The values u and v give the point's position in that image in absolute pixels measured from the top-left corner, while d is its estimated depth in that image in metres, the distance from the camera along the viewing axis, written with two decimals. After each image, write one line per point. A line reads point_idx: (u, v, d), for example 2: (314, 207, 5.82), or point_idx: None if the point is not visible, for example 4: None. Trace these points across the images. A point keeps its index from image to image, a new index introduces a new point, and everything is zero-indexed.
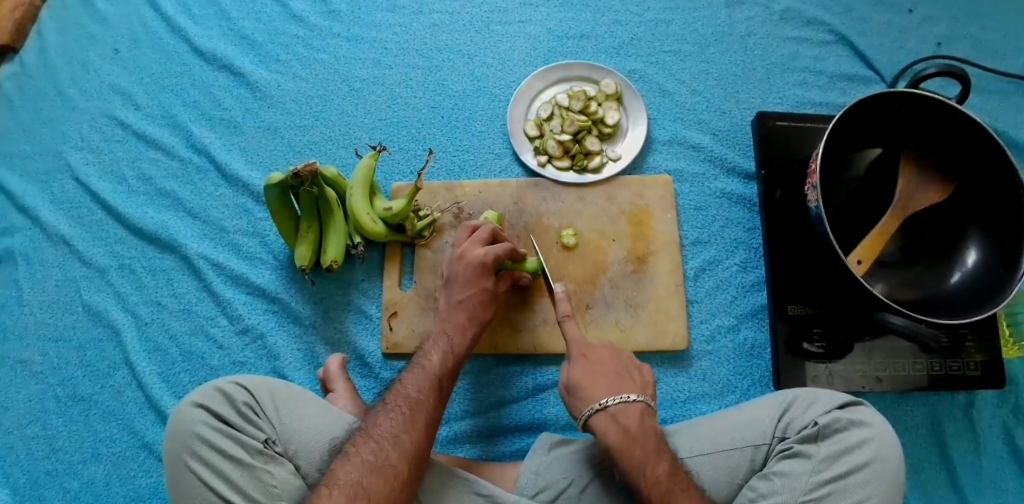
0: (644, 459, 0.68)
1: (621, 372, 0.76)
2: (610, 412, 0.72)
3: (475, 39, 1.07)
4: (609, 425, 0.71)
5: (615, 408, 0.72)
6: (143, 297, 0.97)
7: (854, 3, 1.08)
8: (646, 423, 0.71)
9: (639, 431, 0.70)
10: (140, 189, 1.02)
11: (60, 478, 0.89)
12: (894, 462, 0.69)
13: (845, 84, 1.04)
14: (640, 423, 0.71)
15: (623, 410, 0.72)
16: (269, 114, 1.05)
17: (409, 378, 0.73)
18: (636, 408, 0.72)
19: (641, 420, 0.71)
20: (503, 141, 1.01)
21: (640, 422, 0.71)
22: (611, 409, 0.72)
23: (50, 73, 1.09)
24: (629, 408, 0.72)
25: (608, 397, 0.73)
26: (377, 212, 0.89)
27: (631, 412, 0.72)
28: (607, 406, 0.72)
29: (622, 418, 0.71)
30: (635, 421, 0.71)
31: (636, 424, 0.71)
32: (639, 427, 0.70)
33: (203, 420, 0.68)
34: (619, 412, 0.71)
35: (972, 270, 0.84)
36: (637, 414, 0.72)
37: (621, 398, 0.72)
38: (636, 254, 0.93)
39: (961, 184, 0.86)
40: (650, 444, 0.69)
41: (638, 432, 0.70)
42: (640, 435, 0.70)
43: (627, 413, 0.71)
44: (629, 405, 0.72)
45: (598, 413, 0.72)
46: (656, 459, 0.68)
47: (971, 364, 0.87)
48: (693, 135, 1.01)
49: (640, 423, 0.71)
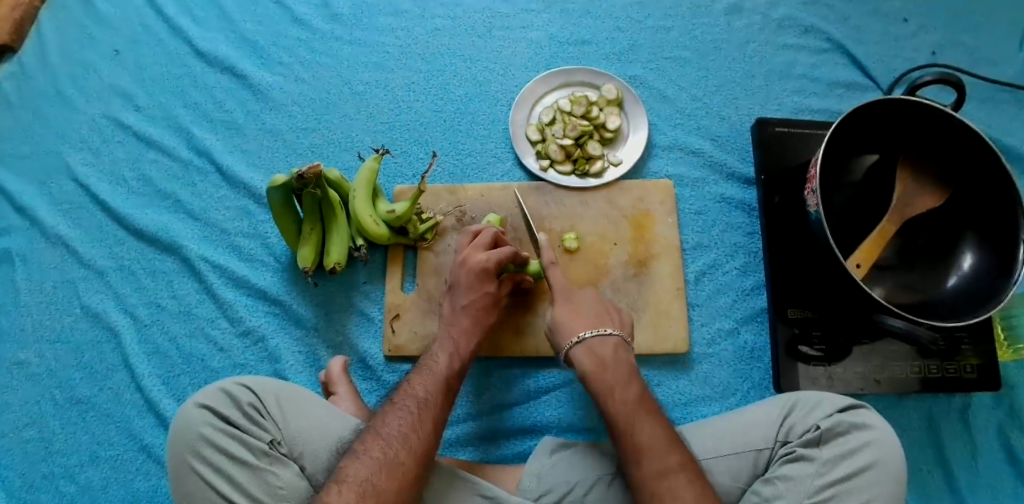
0: (615, 383, 0.72)
1: (602, 312, 0.79)
2: (587, 344, 0.75)
3: (478, 44, 1.07)
4: (585, 355, 0.74)
5: (592, 341, 0.75)
6: (143, 299, 0.96)
7: (851, 11, 1.09)
8: (621, 354, 0.75)
9: (613, 359, 0.74)
10: (140, 190, 1.02)
11: (57, 481, 0.88)
12: (895, 462, 0.70)
13: (841, 91, 1.05)
14: (615, 353, 0.75)
15: (600, 342, 0.75)
16: (271, 116, 1.05)
17: (417, 379, 0.74)
18: (613, 340, 0.76)
19: (616, 351, 0.75)
20: (506, 145, 1.01)
21: (614, 352, 0.75)
22: (588, 341, 0.75)
23: (50, 73, 1.09)
24: (606, 340, 0.75)
25: (586, 330, 0.76)
26: (379, 214, 0.89)
27: (608, 344, 0.75)
28: (583, 338, 0.75)
29: (597, 348, 0.75)
30: (610, 350, 0.75)
31: (611, 354, 0.74)
32: (614, 356, 0.74)
33: (208, 421, 0.68)
34: (596, 343, 0.75)
35: (968, 274, 0.86)
36: (614, 346, 0.75)
37: (599, 331, 0.76)
38: (637, 257, 0.94)
39: (957, 189, 0.88)
40: (622, 370, 0.73)
41: (612, 360, 0.74)
42: (613, 364, 0.73)
43: (603, 344, 0.75)
44: (607, 339, 0.76)
45: (576, 346, 0.75)
46: (625, 386, 0.71)
47: (968, 367, 0.88)
48: (693, 141, 1.02)
49: (614, 353, 0.74)
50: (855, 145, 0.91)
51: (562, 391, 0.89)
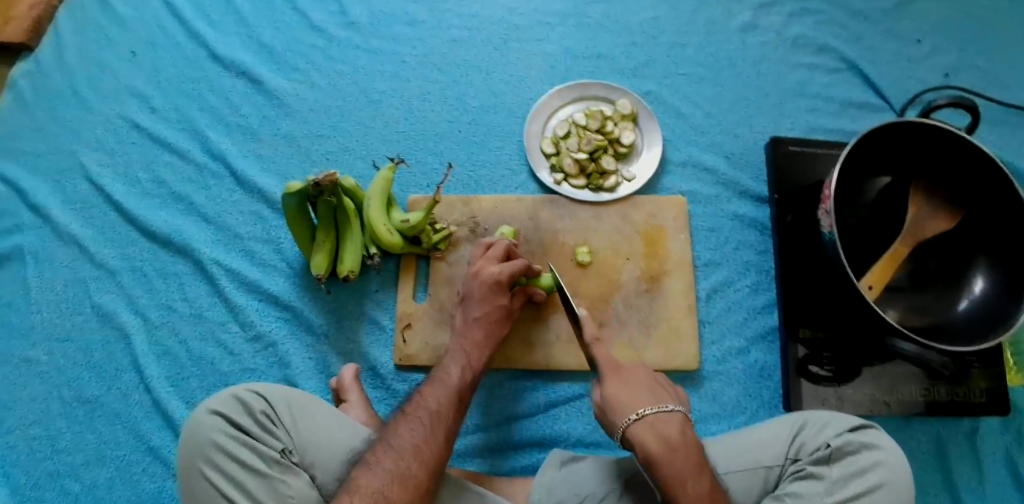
0: (687, 475, 0.64)
1: (656, 382, 0.72)
2: (649, 423, 0.67)
3: (494, 56, 1.08)
4: (649, 435, 0.67)
5: (654, 419, 0.68)
6: (154, 300, 0.97)
7: (865, 32, 1.10)
8: (687, 435, 0.67)
9: (682, 443, 0.66)
10: (154, 192, 1.03)
11: (62, 480, 0.88)
12: (905, 484, 0.70)
13: (855, 111, 1.05)
14: (681, 434, 0.67)
15: (662, 420, 0.68)
16: (287, 122, 1.05)
17: (429, 390, 0.74)
18: (675, 417, 0.68)
19: (682, 432, 0.67)
20: (520, 157, 1.02)
21: (681, 432, 0.67)
22: (650, 419, 0.68)
23: (67, 72, 1.10)
24: (669, 418, 0.68)
25: (646, 407, 0.69)
26: (393, 224, 0.89)
27: (672, 423, 0.68)
28: (644, 415, 0.68)
29: (662, 428, 0.67)
30: (675, 431, 0.67)
31: (677, 435, 0.67)
32: (681, 439, 0.67)
33: (221, 429, 0.68)
34: (659, 421, 0.68)
35: (980, 298, 0.86)
36: (678, 424, 0.68)
37: (662, 408, 0.68)
38: (649, 273, 0.94)
39: (970, 213, 0.88)
40: (692, 458, 0.66)
41: (680, 444, 0.66)
42: (682, 448, 0.66)
43: (667, 424, 0.68)
44: (669, 416, 0.68)
45: (636, 424, 0.67)
46: (697, 476, 0.65)
47: (976, 391, 0.88)
48: (706, 157, 1.02)
49: (680, 434, 0.67)
50: (867, 167, 0.92)
51: (573, 404, 0.89)
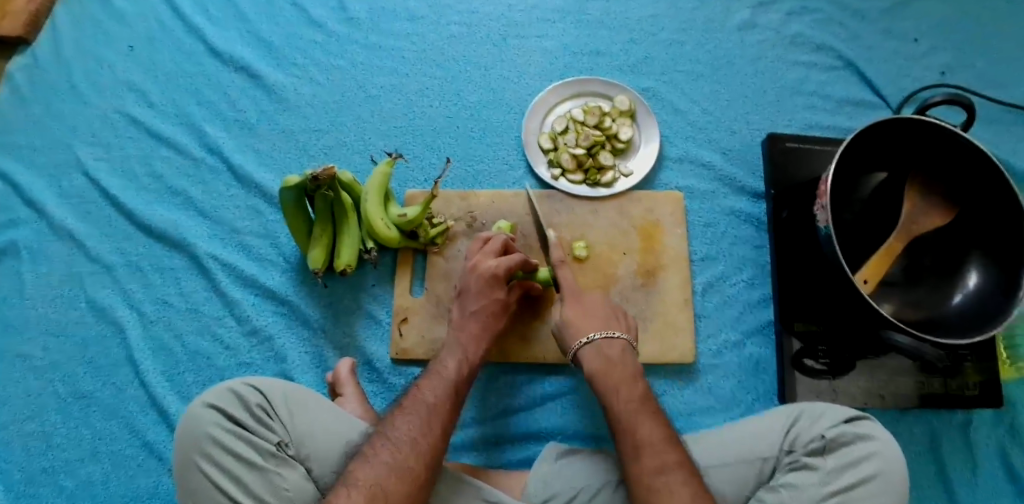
0: (620, 383, 0.73)
1: (611, 314, 0.81)
2: (596, 345, 0.77)
3: (492, 52, 1.08)
4: (593, 355, 0.76)
5: (601, 342, 0.77)
6: (150, 295, 0.96)
7: (862, 31, 1.10)
8: (627, 357, 0.76)
9: (620, 360, 0.76)
10: (151, 186, 1.03)
11: (56, 475, 0.88)
12: (899, 476, 0.70)
13: (851, 109, 1.06)
14: (621, 355, 0.76)
15: (608, 344, 0.77)
16: (284, 117, 1.05)
17: (426, 384, 0.74)
18: (620, 342, 0.77)
19: (623, 353, 0.77)
20: (517, 152, 1.02)
21: (620, 354, 0.76)
22: (597, 342, 0.77)
23: (64, 67, 1.10)
24: (613, 342, 0.77)
25: (594, 332, 0.78)
26: (390, 218, 0.90)
27: (615, 346, 0.77)
28: (591, 338, 0.77)
29: (605, 349, 0.76)
30: (616, 352, 0.76)
31: (618, 356, 0.76)
32: (621, 359, 0.76)
33: (216, 422, 0.68)
34: (605, 345, 0.77)
35: (974, 292, 0.86)
36: (621, 347, 0.77)
37: (607, 334, 0.78)
38: (646, 268, 0.94)
39: (964, 209, 0.88)
40: (628, 372, 0.75)
41: (619, 360, 0.76)
42: (620, 364, 0.75)
43: (611, 344, 0.77)
44: (614, 341, 0.77)
45: (584, 346, 0.77)
46: (630, 385, 0.73)
47: (970, 385, 0.89)
48: (704, 154, 1.02)
49: (622, 355, 0.76)
50: (863, 162, 0.92)
51: (568, 398, 0.89)
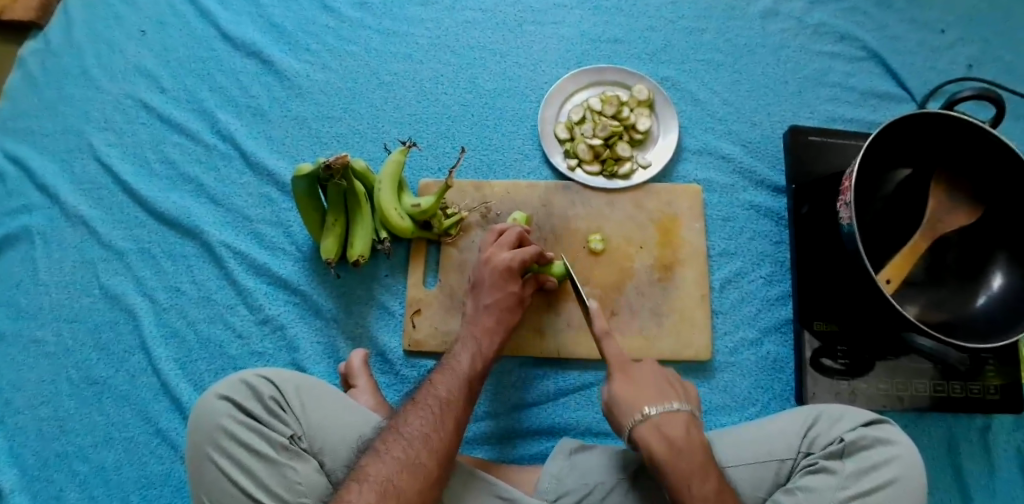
0: (691, 474, 0.65)
1: (666, 384, 0.73)
2: (654, 424, 0.68)
3: (508, 38, 1.06)
4: (652, 435, 0.68)
5: (661, 420, 0.68)
6: (162, 282, 0.96)
7: (888, 21, 1.07)
8: (692, 434, 0.68)
9: (685, 441, 0.67)
10: (163, 172, 1.02)
11: (70, 461, 0.88)
12: (919, 480, 0.69)
13: (875, 101, 1.03)
14: (685, 434, 0.68)
15: (669, 420, 0.68)
16: (297, 103, 1.04)
17: (439, 378, 0.73)
18: (681, 417, 0.69)
19: (687, 431, 0.68)
20: (533, 142, 1.00)
21: (685, 433, 0.68)
22: (654, 418, 0.69)
23: (74, 50, 1.08)
24: (674, 419, 0.68)
25: (651, 407, 0.70)
26: (404, 208, 0.88)
27: (676, 422, 0.68)
28: (649, 416, 0.69)
29: (667, 429, 0.68)
30: (680, 431, 0.68)
31: (681, 435, 0.67)
32: (685, 438, 0.67)
33: (229, 413, 0.68)
34: (664, 422, 0.68)
35: (999, 294, 0.84)
36: (684, 424, 0.68)
37: (666, 409, 0.69)
38: (663, 262, 0.93)
39: (992, 208, 0.86)
40: (697, 457, 0.66)
41: (684, 444, 0.67)
42: (686, 448, 0.66)
43: (672, 422, 0.68)
44: (675, 416, 0.69)
45: (642, 424, 0.69)
46: (703, 476, 0.65)
47: (990, 389, 0.87)
48: (723, 146, 1.00)
49: (686, 433, 0.68)
50: (887, 158, 0.90)
51: (582, 393, 0.88)
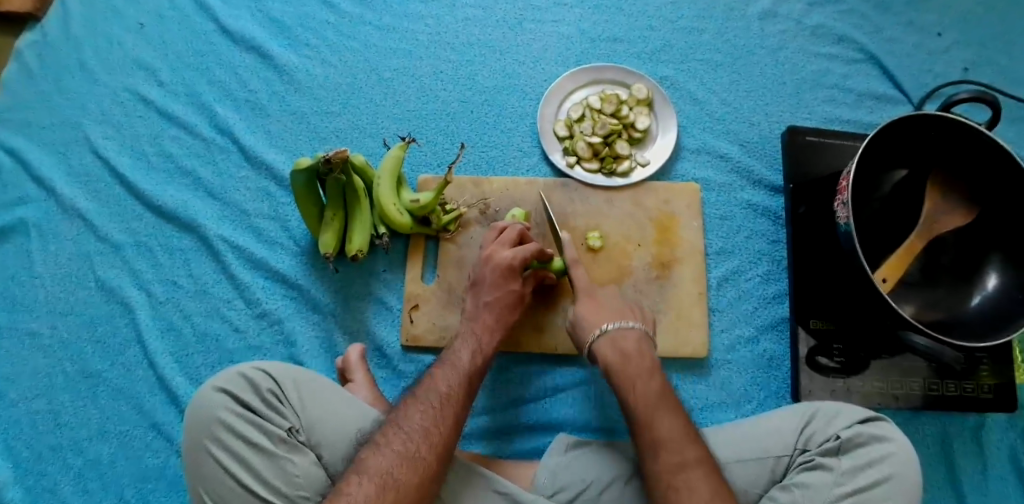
0: (637, 377, 0.71)
1: (625, 306, 0.79)
2: (610, 337, 0.75)
3: (508, 36, 1.06)
4: (608, 348, 0.74)
5: (615, 333, 0.75)
6: (159, 276, 0.95)
7: (885, 24, 1.08)
8: (643, 348, 0.74)
9: (636, 353, 0.73)
10: (160, 166, 1.01)
11: (64, 454, 0.88)
12: (914, 477, 0.69)
13: (872, 103, 1.04)
14: (637, 346, 0.74)
15: (623, 335, 0.75)
16: (296, 98, 1.04)
17: (440, 372, 0.73)
18: (635, 333, 0.76)
19: (639, 345, 0.74)
20: (532, 139, 1.01)
21: (636, 346, 0.74)
22: (611, 333, 0.75)
23: (73, 42, 1.08)
24: (628, 333, 0.75)
25: (609, 323, 0.76)
26: (403, 203, 0.88)
27: (630, 337, 0.75)
28: (606, 330, 0.75)
29: (620, 342, 0.74)
30: (633, 344, 0.74)
31: (633, 347, 0.74)
32: (636, 350, 0.74)
33: (226, 406, 0.67)
34: (619, 336, 0.75)
35: (994, 295, 0.85)
36: (636, 339, 0.75)
37: (622, 324, 0.76)
38: (660, 259, 0.93)
39: (987, 209, 0.87)
40: (644, 363, 0.72)
41: (635, 354, 0.73)
42: (636, 356, 0.73)
43: (626, 336, 0.75)
44: (629, 331, 0.75)
45: (599, 338, 0.75)
46: (648, 378, 0.71)
47: (983, 388, 0.87)
48: (721, 145, 1.01)
49: (638, 347, 0.74)
50: (884, 159, 0.90)
51: (579, 389, 0.88)
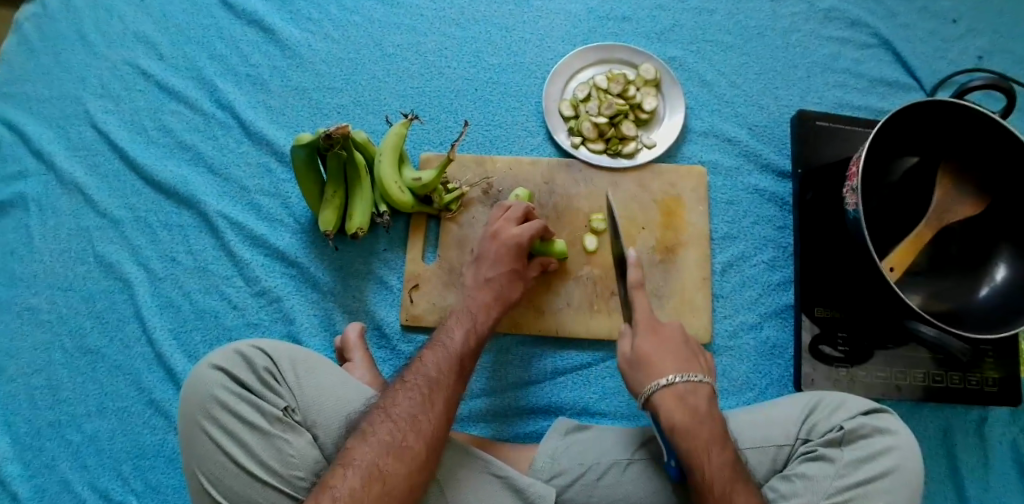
0: (711, 444, 0.66)
1: (689, 352, 0.72)
2: (678, 392, 0.68)
3: (515, 13, 1.04)
4: (675, 404, 0.68)
5: (683, 388, 0.68)
6: (158, 252, 0.94)
7: (900, 8, 1.05)
8: (712, 408, 0.68)
9: (706, 415, 0.67)
10: (160, 140, 1.00)
11: (62, 430, 0.88)
12: (916, 471, 0.68)
13: (884, 89, 1.02)
14: (707, 405, 0.68)
15: (691, 391, 0.68)
16: (297, 74, 1.02)
17: (430, 355, 0.72)
18: (704, 389, 0.69)
19: (708, 405, 0.68)
20: (537, 119, 0.99)
21: (707, 406, 0.68)
22: (677, 387, 0.68)
23: (72, 14, 1.06)
24: (697, 390, 0.69)
25: (674, 374, 0.69)
26: (405, 182, 0.87)
27: (700, 394, 0.69)
28: (672, 383, 0.68)
29: (690, 400, 0.68)
30: (701, 403, 0.68)
31: (704, 408, 0.68)
32: (707, 411, 0.68)
33: (221, 384, 0.67)
34: (687, 392, 0.68)
35: (1002, 286, 0.83)
36: (705, 397, 0.69)
37: (690, 379, 0.69)
38: (665, 244, 0.92)
39: (997, 199, 0.84)
40: (716, 429, 0.67)
41: (705, 416, 0.67)
42: (706, 420, 0.67)
43: (695, 393, 0.69)
44: (697, 387, 0.69)
45: (664, 390, 0.68)
46: (719, 448, 0.66)
47: (988, 381, 0.86)
48: (729, 128, 0.99)
49: (706, 406, 0.68)
50: (895, 146, 0.89)
51: (580, 373, 0.88)
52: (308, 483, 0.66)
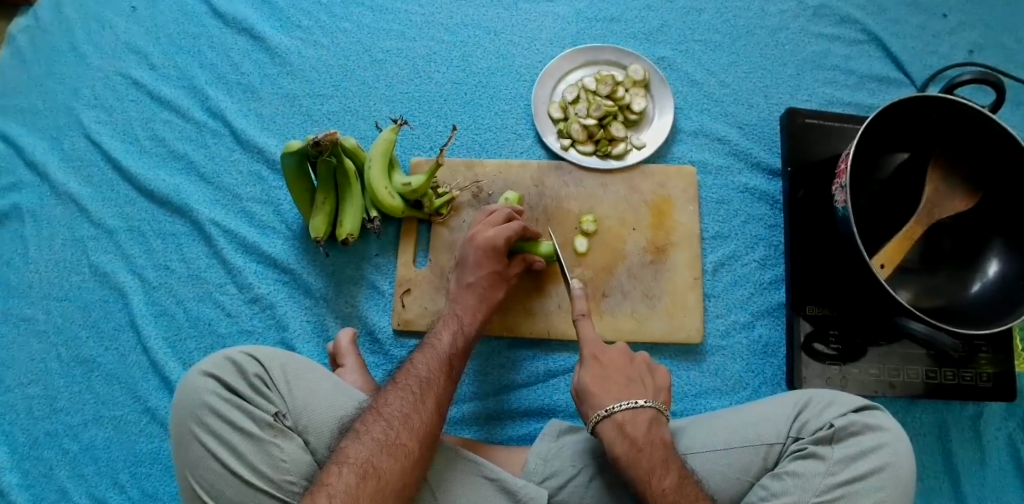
0: (652, 471, 0.66)
1: (632, 377, 0.73)
2: (616, 421, 0.68)
3: (503, 16, 1.04)
4: (614, 432, 0.68)
5: (622, 416, 0.69)
6: (152, 260, 0.95)
7: (889, 3, 1.05)
8: (654, 433, 0.68)
9: (646, 442, 0.67)
10: (152, 149, 1.00)
11: (60, 439, 0.88)
12: (906, 469, 0.68)
13: (874, 85, 1.02)
14: (647, 432, 0.68)
15: (631, 418, 0.69)
16: (288, 81, 1.02)
17: (419, 357, 0.72)
18: (646, 414, 0.69)
19: (649, 429, 0.68)
20: (527, 122, 0.99)
21: (646, 431, 0.68)
22: (617, 416, 0.69)
23: (63, 24, 1.06)
24: (638, 416, 0.69)
25: (614, 403, 0.69)
26: (395, 187, 0.87)
27: (640, 419, 0.69)
28: (612, 413, 0.69)
29: (628, 428, 0.68)
30: (642, 429, 0.68)
31: (643, 434, 0.68)
32: (646, 435, 0.68)
33: (212, 390, 0.67)
34: (627, 420, 0.68)
35: (993, 281, 0.83)
36: (646, 422, 0.69)
37: (630, 405, 0.69)
38: (655, 244, 0.92)
39: (989, 192, 0.84)
40: (657, 454, 0.66)
41: (645, 442, 0.67)
42: (647, 447, 0.67)
43: (636, 420, 0.69)
44: (638, 413, 0.69)
45: (605, 422, 0.69)
46: (662, 471, 0.65)
47: (982, 376, 0.86)
48: (718, 127, 0.99)
49: (646, 431, 0.68)
50: (884, 143, 0.88)
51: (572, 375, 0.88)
52: (299, 488, 0.66)
